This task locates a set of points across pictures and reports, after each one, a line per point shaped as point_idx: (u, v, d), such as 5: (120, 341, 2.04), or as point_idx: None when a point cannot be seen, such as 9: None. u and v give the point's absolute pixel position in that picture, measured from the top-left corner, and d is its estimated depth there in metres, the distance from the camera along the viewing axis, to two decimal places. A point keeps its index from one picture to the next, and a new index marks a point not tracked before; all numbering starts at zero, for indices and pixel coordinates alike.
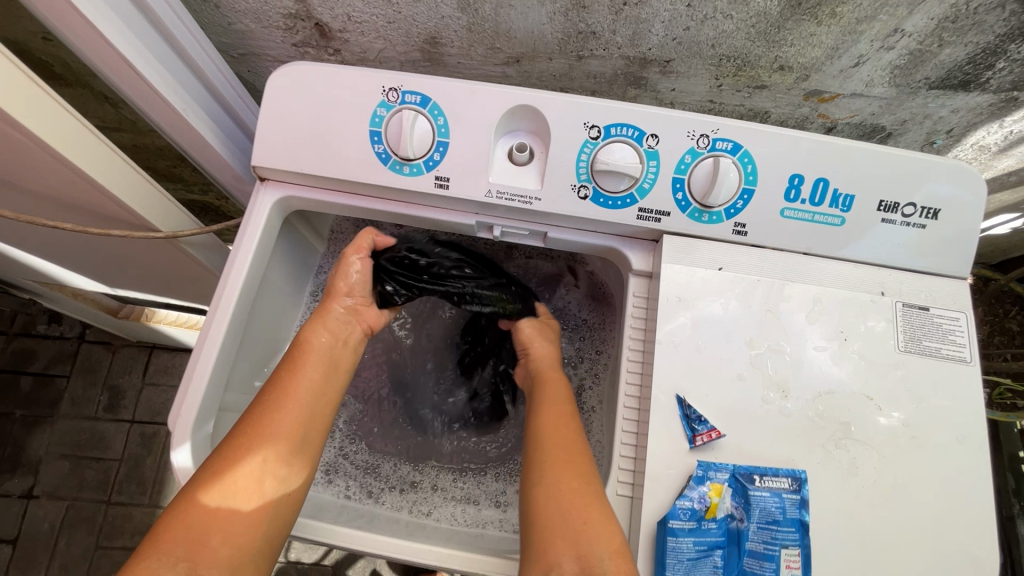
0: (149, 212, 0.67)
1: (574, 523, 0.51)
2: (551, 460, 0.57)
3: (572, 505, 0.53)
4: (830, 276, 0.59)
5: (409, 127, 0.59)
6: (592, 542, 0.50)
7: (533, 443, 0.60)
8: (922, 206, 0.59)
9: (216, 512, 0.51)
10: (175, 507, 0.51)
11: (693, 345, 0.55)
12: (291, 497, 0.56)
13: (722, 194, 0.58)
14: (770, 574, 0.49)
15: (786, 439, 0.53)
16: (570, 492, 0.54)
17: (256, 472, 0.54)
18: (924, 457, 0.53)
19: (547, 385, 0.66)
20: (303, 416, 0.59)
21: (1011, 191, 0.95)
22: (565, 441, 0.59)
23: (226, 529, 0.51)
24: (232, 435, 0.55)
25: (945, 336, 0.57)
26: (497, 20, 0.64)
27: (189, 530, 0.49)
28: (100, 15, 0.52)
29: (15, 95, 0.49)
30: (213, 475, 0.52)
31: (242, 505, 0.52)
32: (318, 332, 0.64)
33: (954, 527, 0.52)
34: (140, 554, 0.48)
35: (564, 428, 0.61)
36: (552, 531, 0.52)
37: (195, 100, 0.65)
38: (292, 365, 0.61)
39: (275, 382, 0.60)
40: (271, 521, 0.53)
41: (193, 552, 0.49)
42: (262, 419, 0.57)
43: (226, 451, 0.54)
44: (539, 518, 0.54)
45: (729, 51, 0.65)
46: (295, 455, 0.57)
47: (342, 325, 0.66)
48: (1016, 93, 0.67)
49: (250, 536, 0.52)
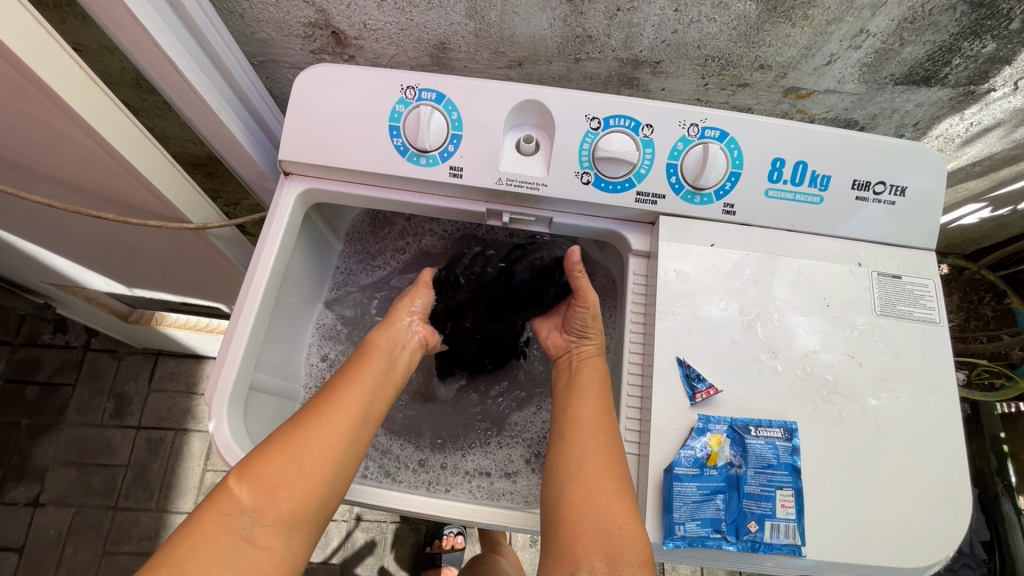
0: (184, 205, 0.73)
1: (608, 527, 0.55)
2: (590, 461, 0.59)
3: (607, 512, 0.56)
4: (811, 249, 0.65)
5: (426, 122, 0.64)
6: (624, 548, 0.54)
7: (572, 439, 0.62)
8: (891, 184, 0.65)
9: (283, 473, 0.53)
10: (246, 461, 0.54)
11: (690, 312, 0.61)
12: (351, 473, 0.58)
13: (712, 177, 0.64)
14: (767, 514, 0.54)
15: (777, 395, 0.58)
16: (608, 498, 0.56)
17: (324, 443, 0.56)
18: (901, 409, 0.59)
19: (584, 375, 0.69)
20: (365, 401, 0.61)
21: (976, 181, 1.02)
22: (605, 443, 0.60)
23: (291, 490, 0.53)
24: (303, 409, 0.59)
25: (916, 301, 0.63)
26: (502, 25, 0.70)
27: (258, 485, 0.52)
28: (149, 20, 0.58)
29: (75, 89, 0.55)
30: (284, 438, 0.55)
31: (309, 471, 0.54)
32: (382, 333, 0.69)
33: (930, 468, 0.57)
34: (214, 500, 0.52)
35: (605, 427, 0.62)
36: (584, 531, 0.56)
37: (226, 101, 0.71)
38: (360, 356, 0.66)
39: (346, 368, 0.64)
40: (330, 491, 0.55)
41: (261, 506, 0.52)
42: (330, 397, 0.60)
43: (297, 421, 0.57)
44: (573, 513, 0.57)
45: (713, 52, 0.71)
46: (357, 434, 0.59)
47: (403, 333, 0.71)
48: (972, 87, 0.74)
49: (311, 501, 0.54)
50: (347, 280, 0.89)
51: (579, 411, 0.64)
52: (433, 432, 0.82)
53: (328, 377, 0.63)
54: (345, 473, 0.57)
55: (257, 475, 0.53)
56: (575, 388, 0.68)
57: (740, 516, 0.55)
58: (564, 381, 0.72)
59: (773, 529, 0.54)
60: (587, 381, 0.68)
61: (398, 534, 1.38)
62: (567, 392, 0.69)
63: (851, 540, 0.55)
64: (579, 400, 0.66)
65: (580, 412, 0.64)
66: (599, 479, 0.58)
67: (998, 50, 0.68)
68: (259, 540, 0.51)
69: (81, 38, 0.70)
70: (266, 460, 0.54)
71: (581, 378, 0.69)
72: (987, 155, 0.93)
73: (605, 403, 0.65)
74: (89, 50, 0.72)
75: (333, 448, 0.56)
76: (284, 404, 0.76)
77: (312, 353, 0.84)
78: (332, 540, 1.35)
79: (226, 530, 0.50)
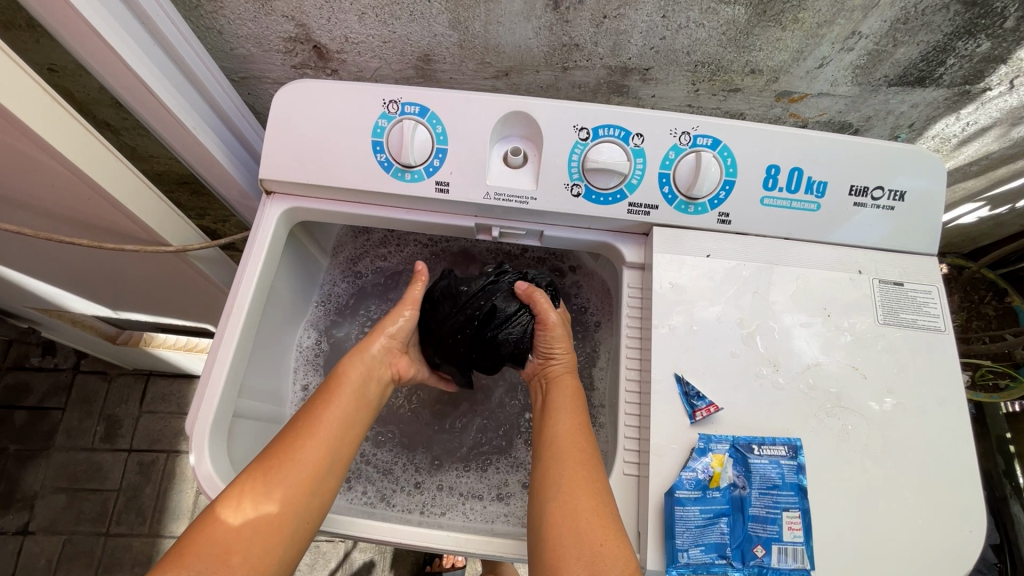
0: (161, 227, 0.70)
1: (591, 544, 0.51)
2: (568, 475, 0.56)
3: (588, 527, 0.52)
4: (810, 258, 0.63)
5: (410, 137, 0.62)
6: (608, 563, 0.50)
7: (546, 457, 0.59)
8: (889, 189, 0.64)
9: (239, 531, 0.52)
10: (200, 521, 0.52)
11: (688, 327, 0.59)
12: (315, 521, 0.56)
13: (706, 186, 0.62)
14: (774, 537, 0.52)
15: (781, 411, 0.56)
16: (587, 512, 0.53)
17: (284, 496, 0.54)
18: (908, 422, 0.57)
19: (558, 390, 0.66)
20: (330, 443, 0.59)
21: (975, 181, 1.00)
22: (583, 458, 0.58)
23: (247, 552, 0.51)
24: (262, 458, 0.56)
25: (920, 308, 0.61)
26: (487, 36, 0.68)
27: (212, 548, 0.51)
28: (118, 39, 0.56)
29: (38, 112, 0.52)
30: (240, 494, 0.53)
31: (267, 526, 0.52)
32: (354, 365, 0.65)
33: (940, 483, 0.55)
34: (166, 562, 0.50)
35: (580, 442, 0.59)
36: (565, 551, 0.52)
37: (203, 119, 0.69)
38: (328, 391, 0.62)
39: (309, 407, 0.61)
40: (289, 548, 0.54)
41: (214, 571, 0.50)
42: (291, 443, 0.57)
43: (256, 471, 0.55)
44: (551, 534, 0.53)
45: (704, 58, 0.70)
46: (321, 482, 0.56)
47: (376, 363, 0.67)
48: (968, 87, 0.73)
49: (269, 562, 0.52)
50: (332, 292, 0.87)
51: (557, 426, 0.61)
52: (427, 453, 0.79)
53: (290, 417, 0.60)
54: (307, 526, 0.55)
55: (211, 537, 0.51)
56: (547, 409, 0.65)
57: (745, 540, 0.52)
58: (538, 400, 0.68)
59: (781, 553, 0.52)
60: (564, 394, 0.65)
61: (397, 553, 1.36)
62: (542, 413, 0.65)
63: (863, 561, 0.52)
64: (552, 416, 0.63)
65: (555, 427, 0.61)
66: (577, 494, 0.54)
67: (994, 49, 0.66)
68: None
69: (56, 58, 0.68)
70: (223, 516, 0.52)
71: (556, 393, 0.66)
72: (985, 154, 0.91)
73: (581, 421, 0.62)
74: (64, 70, 0.70)
75: (292, 503, 0.54)
76: (271, 429, 0.73)
77: (295, 374, 0.81)
78: (329, 562, 1.32)
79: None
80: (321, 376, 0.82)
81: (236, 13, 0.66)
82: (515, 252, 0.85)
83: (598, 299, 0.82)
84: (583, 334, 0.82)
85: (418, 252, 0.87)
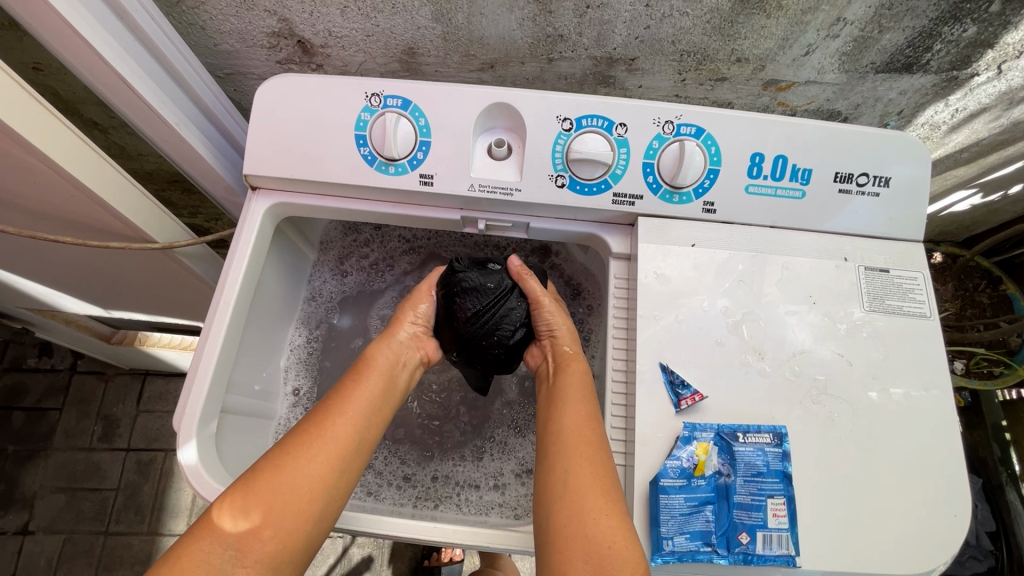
0: (147, 224, 0.70)
1: (600, 546, 0.49)
2: (576, 472, 0.54)
3: (598, 528, 0.51)
4: (796, 246, 0.63)
5: (393, 129, 0.62)
6: (617, 565, 0.48)
7: (552, 451, 0.57)
8: (874, 175, 0.63)
9: (265, 509, 0.51)
10: (229, 495, 0.52)
11: (673, 317, 0.59)
12: (340, 504, 0.55)
13: (690, 174, 0.62)
14: (759, 524, 0.52)
15: (766, 399, 0.56)
16: (596, 511, 0.51)
17: (310, 476, 0.53)
18: (893, 407, 0.57)
19: (570, 378, 0.64)
20: (360, 425, 0.58)
21: (966, 168, 1.00)
22: (591, 452, 0.55)
23: (275, 527, 0.51)
24: (291, 435, 0.56)
25: (905, 295, 0.61)
26: (470, 28, 0.68)
27: (242, 520, 0.50)
28: (97, 36, 0.56)
29: (18, 111, 0.52)
30: (269, 469, 0.53)
31: (294, 506, 0.52)
32: (382, 350, 0.65)
33: (926, 468, 0.55)
34: (196, 533, 0.50)
35: (589, 435, 0.57)
36: (572, 552, 0.50)
37: (186, 115, 0.69)
38: (358, 371, 0.63)
39: (339, 388, 0.61)
40: (317, 525, 0.53)
41: (243, 545, 0.50)
42: (320, 422, 0.57)
43: (285, 449, 0.55)
44: (559, 534, 0.52)
45: (689, 47, 0.70)
46: (348, 464, 0.56)
47: (404, 348, 0.68)
48: (955, 73, 0.73)
49: (297, 539, 0.52)
50: (321, 290, 0.86)
51: (563, 417, 0.59)
52: (418, 447, 0.79)
53: (320, 397, 0.60)
54: (333, 505, 0.55)
55: (239, 512, 0.51)
56: (556, 395, 0.63)
57: (730, 527, 0.52)
58: (545, 384, 0.67)
59: (766, 539, 0.52)
60: (575, 384, 0.63)
61: (395, 548, 1.36)
62: (549, 398, 0.63)
63: (849, 546, 0.53)
64: (559, 406, 0.61)
65: (563, 418, 0.59)
66: (586, 491, 0.53)
67: (979, 34, 0.66)
68: None
69: (39, 57, 0.67)
70: (248, 494, 0.51)
71: (568, 381, 0.63)
72: (975, 140, 0.91)
73: (592, 411, 0.60)
74: (49, 69, 0.69)
75: (321, 481, 0.54)
76: (259, 425, 0.74)
77: (287, 375, 0.81)
78: (328, 557, 1.33)
79: (205, 569, 0.48)
80: (310, 373, 0.82)
81: (218, 9, 0.66)
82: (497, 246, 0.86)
83: (587, 286, 0.83)
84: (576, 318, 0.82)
85: (398, 248, 0.87)
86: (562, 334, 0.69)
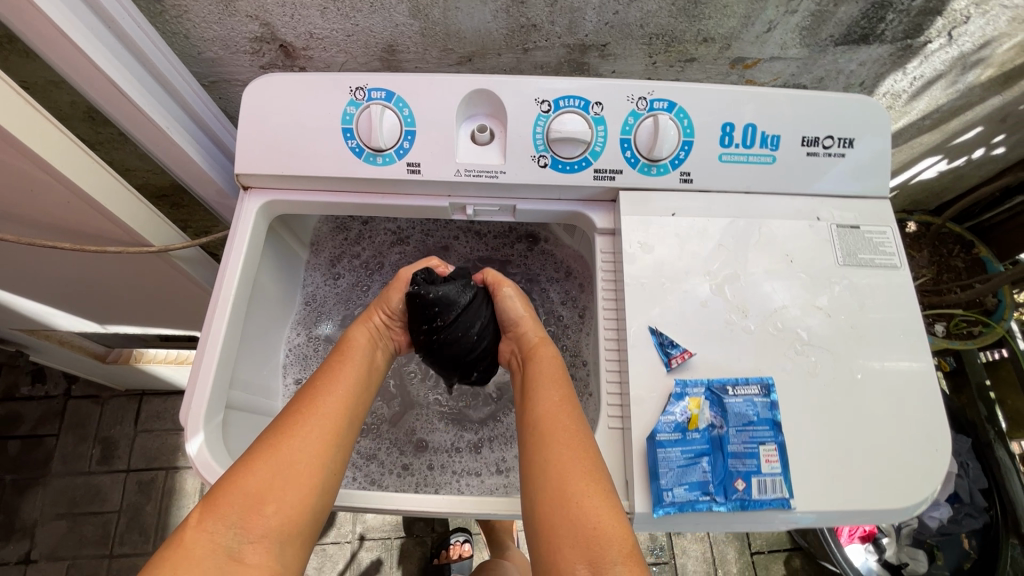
0: (142, 227, 0.71)
1: (585, 529, 0.51)
2: (554, 461, 0.55)
3: (583, 512, 0.52)
4: (770, 209, 0.66)
5: (378, 120, 0.64)
6: (604, 546, 0.50)
7: (532, 439, 0.58)
8: (839, 137, 0.66)
9: (269, 485, 0.52)
10: (230, 475, 0.52)
11: (658, 283, 0.61)
12: (340, 477, 0.57)
13: (665, 147, 0.64)
14: (753, 470, 0.54)
15: (751, 353, 0.59)
16: (578, 494, 0.52)
17: (310, 449, 0.55)
18: (871, 352, 0.60)
19: (549, 355, 0.66)
20: (350, 400, 0.60)
21: (932, 133, 1.04)
22: (568, 438, 0.56)
23: (280, 501, 0.52)
24: (284, 414, 0.57)
25: (877, 248, 0.64)
26: (447, 22, 0.71)
27: (244, 499, 0.51)
28: (87, 41, 0.57)
29: (15, 116, 0.53)
30: (268, 447, 0.54)
31: (297, 480, 0.53)
32: (361, 330, 0.67)
33: (908, 409, 0.58)
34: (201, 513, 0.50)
35: (566, 423, 0.58)
36: (558, 540, 0.51)
37: (176, 119, 0.70)
38: (341, 352, 0.65)
39: (326, 367, 0.63)
40: (320, 498, 0.54)
41: (249, 519, 0.50)
42: (313, 399, 0.59)
43: (282, 426, 0.56)
44: (545, 524, 0.52)
45: (657, 30, 0.73)
46: (344, 437, 0.58)
47: (380, 334, 0.70)
48: (910, 41, 0.77)
49: (302, 510, 0.53)
50: (315, 294, 0.88)
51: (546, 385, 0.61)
52: (419, 436, 0.81)
53: (307, 377, 0.62)
54: (334, 476, 0.56)
55: (243, 489, 0.51)
56: (540, 368, 0.64)
57: (726, 476, 0.55)
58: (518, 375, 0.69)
59: (761, 485, 0.54)
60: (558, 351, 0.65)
61: (403, 549, 1.37)
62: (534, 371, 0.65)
63: (840, 488, 0.55)
64: (532, 397, 0.61)
65: (537, 408, 0.60)
66: (567, 478, 0.54)
67: (928, 2, 0.70)
68: (248, 556, 0.49)
69: (26, 75, 0.69)
70: (250, 470, 0.52)
71: (541, 368, 0.64)
72: (935, 107, 0.95)
73: (567, 396, 0.61)
74: (36, 86, 0.71)
75: (320, 454, 0.55)
76: (265, 421, 0.75)
77: (287, 371, 0.83)
78: (337, 563, 1.34)
79: (211, 549, 0.49)
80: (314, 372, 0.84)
81: (201, 17, 0.68)
82: (477, 233, 0.90)
83: (577, 266, 0.86)
84: (567, 298, 0.86)
85: (387, 244, 0.89)
86: (525, 322, 0.70)
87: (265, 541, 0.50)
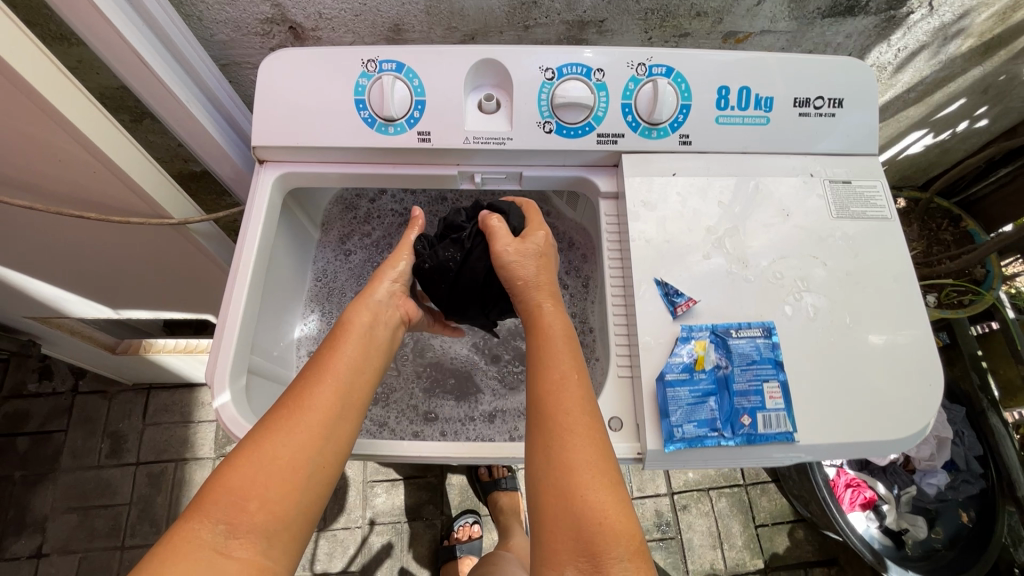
0: (164, 199, 0.74)
1: (589, 524, 0.48)
2: (561, 449, 0.52)
3: (589, 505, 0.49)
4: (765, 169, 0.69)
5: (390, 91, 0.67)
6: (609, 543, 0.48)
7: (536, 421, 0.55)
8: (829, 97, 0.70)
9: (253, 480, 0.49)
10: (216, 471, 0.50)
11: (661, 237, 0.64)
12: (330, 473, 0.54)
13: (665, 111, 0.68)
14: (758, 406, 0.57)
15: (752, 301, 0.62)
16: (586, 487, 0.50)
17: (296, 442, 0.52)
18: (865, 298, 0.63)
19: None
20: (342, 392, 0.57)
21: (918, 106, 1.08)
22: (574, 424, 0.53)
23: (263, 497, 0.49)
24: (274, 407, 0.55)
25: (868, 202, 0.68)
26: (451, 1, 0.74)
27: (229, 495, 0.48)
28: (116, 15, 0.60)
29: (49, 83, 0.55)
30: (251, 443, 0.51)
31: (282, 475, 0.50)
32: (359, 311, 0.64)
33: (902, 349, 0.61)
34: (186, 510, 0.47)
35: (573, 407, 0.54)
36: (560, 533, 0.49)
37: (195, 95, 0.73)
38: (337, 336, 0.62)
39: (317, 357, 0.60)
40: (305, 498, 0.51)
41: (233, 516, 0.47)
42: (301, 391, 0.56)
43: (269, 420, 0.53)
44: (547, 515, 0.50)
45: (652, 5, 0.76)
46: (334, 430, 0.55)
47: (383, 307, 0.67)
48: (893, 12, 0.80)
49: (289, 506, 0.50)
50: (326, 269, 0.91)
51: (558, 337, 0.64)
52: (430, 405, 0.84)
53: (301, 369, 0.59)
54: (323, 471, 0.53)
55: (227, 484, 0.49)
56: None
57: (733, 412, 0.58)
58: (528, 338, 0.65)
59: (766, 420, 0.57)
60: None
61: (413, 532, 1.38)
62: None
63: (839, 423, 0.58)
64: (535, 373, 0.58)
65: (541, 388, 0.56)
66: (574, 468, 0.51)
67: None
68: (233, 552, 0.46)
69: None
70: (235, 466, 0.50)
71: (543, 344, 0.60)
72: (919, 79, 0.99)
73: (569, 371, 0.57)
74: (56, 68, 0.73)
75: (306, 447, 0.52)
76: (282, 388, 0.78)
77: (302, 344, 0.86)
78: (348, 547, 1.36)
79: (196, 545, 0.45)
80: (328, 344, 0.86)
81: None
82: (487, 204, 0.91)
83: (580, 237, 0.89)
84: (570, 268, 0.89)
85: (395, 221, 0.92)
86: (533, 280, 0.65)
87: (249, 539, 0.47)
